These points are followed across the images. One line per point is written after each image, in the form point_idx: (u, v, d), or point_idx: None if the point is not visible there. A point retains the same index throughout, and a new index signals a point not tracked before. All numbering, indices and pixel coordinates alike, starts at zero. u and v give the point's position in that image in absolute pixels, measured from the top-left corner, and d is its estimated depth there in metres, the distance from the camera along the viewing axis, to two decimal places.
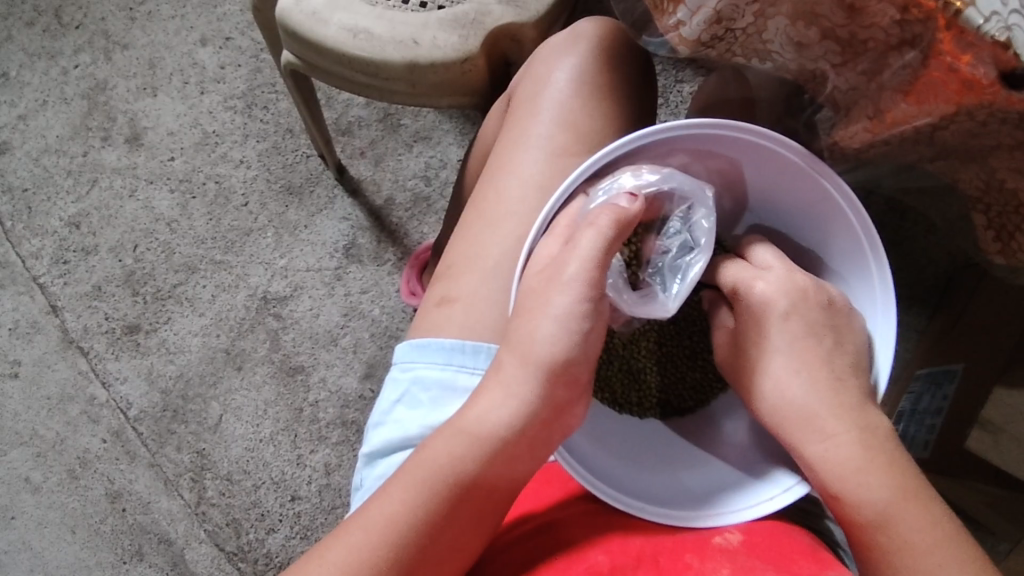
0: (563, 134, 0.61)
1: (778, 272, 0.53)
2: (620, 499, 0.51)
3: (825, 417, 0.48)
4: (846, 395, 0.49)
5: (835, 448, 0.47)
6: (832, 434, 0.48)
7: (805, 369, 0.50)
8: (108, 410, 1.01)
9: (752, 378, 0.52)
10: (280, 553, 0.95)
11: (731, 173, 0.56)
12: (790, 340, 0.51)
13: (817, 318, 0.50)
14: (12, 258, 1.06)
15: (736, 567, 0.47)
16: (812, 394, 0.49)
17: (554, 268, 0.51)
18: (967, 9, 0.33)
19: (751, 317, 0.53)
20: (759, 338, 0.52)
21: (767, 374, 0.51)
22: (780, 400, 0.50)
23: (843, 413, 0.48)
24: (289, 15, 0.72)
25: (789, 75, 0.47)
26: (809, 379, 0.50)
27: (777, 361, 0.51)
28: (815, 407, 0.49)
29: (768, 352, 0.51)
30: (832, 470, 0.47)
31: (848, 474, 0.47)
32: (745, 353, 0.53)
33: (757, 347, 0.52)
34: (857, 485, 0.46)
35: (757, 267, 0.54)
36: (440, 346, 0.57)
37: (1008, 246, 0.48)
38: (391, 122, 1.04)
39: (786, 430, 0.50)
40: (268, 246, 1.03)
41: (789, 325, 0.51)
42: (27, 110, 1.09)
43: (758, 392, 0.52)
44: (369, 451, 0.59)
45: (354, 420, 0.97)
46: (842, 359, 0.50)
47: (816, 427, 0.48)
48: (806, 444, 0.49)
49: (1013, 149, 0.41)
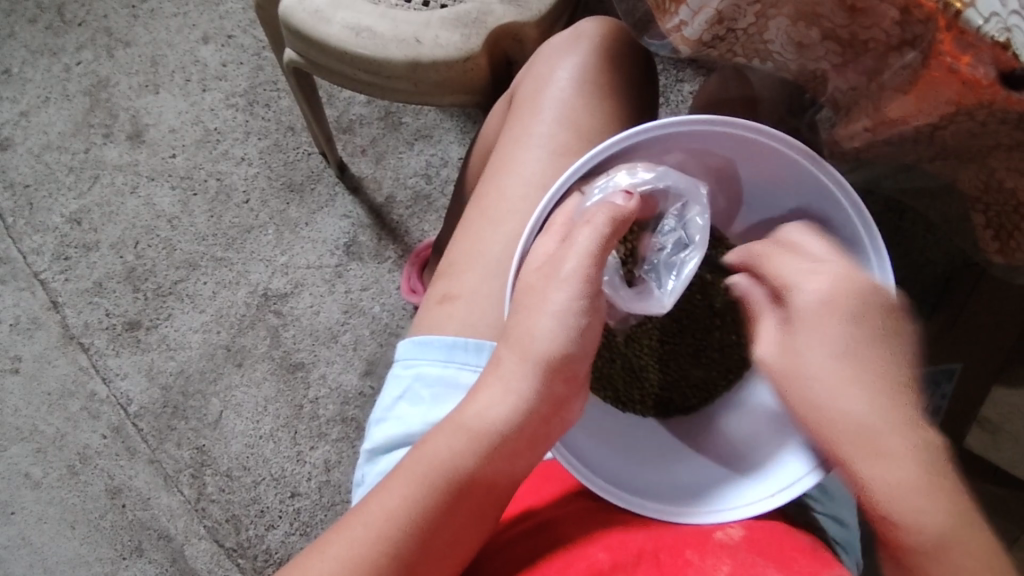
0: (565, 132, 0.61)
1: (835, 266, 0.50)
2: (623, 496, 0.51)
3: (886, 434, 0.47)
4: (906, 410, 0.47)
5: (893, 469, 0.46)
6: (890, 454, 0.46)
7: (865, 380, 0.48)
8: (108, 406, 1.01)
9: (804, 386, 0.50)
10: (279, 550, 0.95)
11: (727, 172, 0.56)
12: (850, 349, 0.49)
13: (877, 326, 0.49)
14: (13, 254, 1.06)
15: (736, 564, 0.48)
16: (872, 407, 0.47)
17: (552, 265, 0.51)
18: (967, 10, 0.33)
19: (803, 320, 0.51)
20: (813, 342, 0.50)
21: (823, 383, 0.49)
22: (836, 409, 0.48)
23: (903, 431, 0.47)
24: (292, 13, 0.72)
25: (790, 75, 0.48)
26: (869, 391, 0.48)
27: (835, 370, 0.49)
28: (875, 422, 0.47)
29: (826, 358, 0.50)
30: (885, 490, 0.46)
31: (903, 495, 0.46)
32: (797, 355, 0.51)
33: (811, 351, 0.50)
34: (913, 508, 0.45)
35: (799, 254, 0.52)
36: (441, 343, 0.57)
37: (1006, 246, 0.48)
38: (391, 120, 1.05)
39: (838, 443, 0.48)
40: (268, 244, 1.03)
41: (849, 332, 0.49)
42: (29, 107, 1.09)
43: (810, 396, 0.50)
44: (371, 447, 0.60)
45: (354, 417, 0.98)
46: (899, 373, 0.48)
47: (875, 444, 0.47)
48: (861, 460, 0.47)
49: (1012, 149, 0.41)
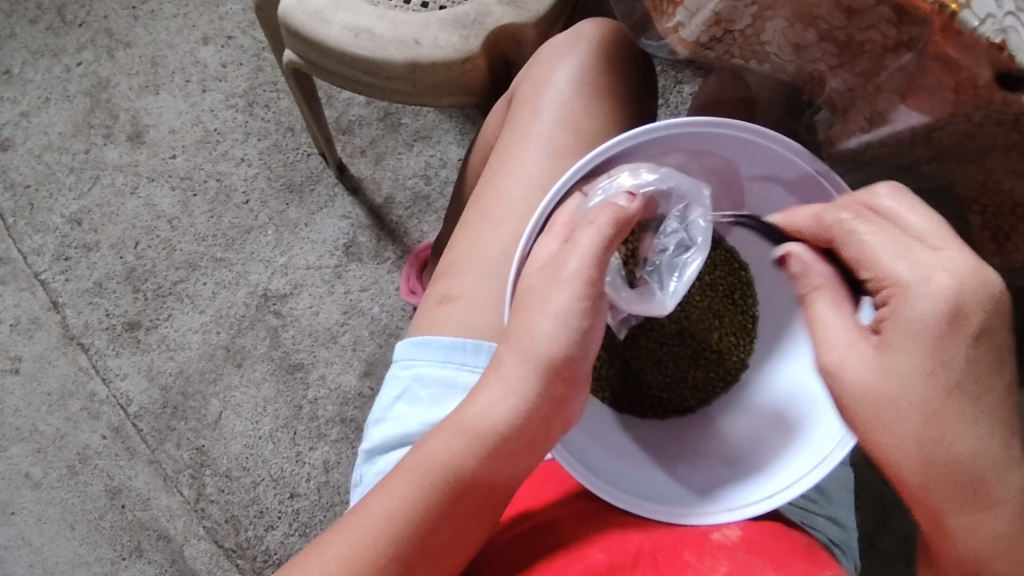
0: (564, 133, 0.61)
1: (961, 263, 0.43)
2: (630, 502, 0.51)
3: (993, 479, 0.45)
4: (1012, 446, 0.45)
5: (995, 518, 0.45)
6: (996, 502, 0.45)
7: (978, 414, 0.45)
8: (108, 406, 1.01)
9: (910, 418, 0.45)
10: (278, 550, 0.95)
11: (727, 176, 0.56)
12: (965, 376, 0.45)
13: (992, 352, 0.45)
14: (13, 254, 1.06)
15: (733, 566, 0.48)
16: (984, 448, 0.45)
17: (553, 266, 0.51)
18: (962, 11, 0.33)
19: (916, 338, 0.45)
20: (925, 366, 0.45)
21: (932, 421, 0.45)
22: (943, 449, 0.45)
23: (1011, 472, 0.45)
24: (291, 15, 0.72)
25: (788, 77, 0.48)
26: (985, 431, 0.45)
27: (948, 402, 0.45)
28: (986, 467, 0.45)
29: (940, 386, 0.45)
30: (983, 541, 0.46)
31: (1001, 546, 0.46)
32: (901, 373, 0.45)
33: (922, 376, 0.45)
34: (1007, 559, 0.46)
35: (907, 243, 0.45)
36: (440, 343, 0.58)
37: (1004, 246, 0.48)
38: (391, 121, 1.05)
39: (949, 488, 0.45)
40: (268, 244, 1.03)
41: (965, 356, 0.44)
42: (29, 107, 1.09)
43: (914, 429, 0.45)
44: (369, 448, 0.60)
45: (353, 417, 0.98)
46: (1004, 400, 0.46)
47: (983, 493, 0.45)
48: (964, 511, 0.46)
49: (1008, 151, 0.40)
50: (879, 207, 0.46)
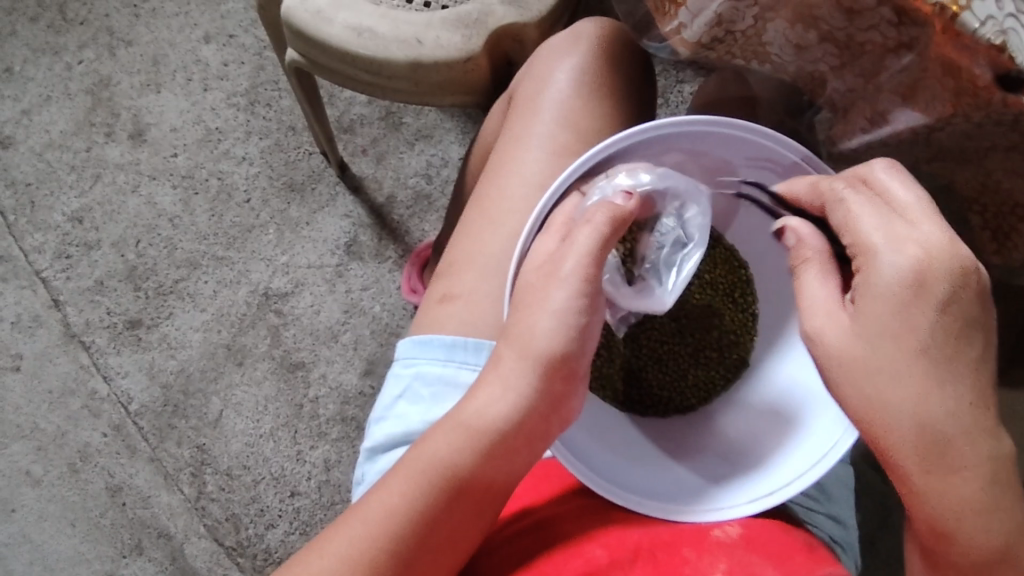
0: (565, 133, 0.61)
1: (931, 234, 0.44)
2: (632, 501, 0.51)
3: (962, 448, 0.45)
4: (986, 416, 0.45)
5: (963, 486, 0.45)
6: (962, 470, 0.45)
7: (949, 382, 0.45)
8: (108, 404, 1.01)
9: (880, 381, 0.45)
10: (278, 549, 0.95)
11: (725, 174, 0.56)
12: (936, 342, 0.45)
13: (963, 320, 0.45)
14: (14, 252, 1.06)
15: (732, 564, 0.49)
16: (954, 415, 0.45)
17: (551, 265, 0.51)
18: (963, 13, 0.33)
19: (886, 301, 0.45)
20: (898, 329, 0.45)
21: (904, 383, 0.45)
22: (911, 412, 0.45)
23: (981, 442, 0.45)
24: (293, 13, 0.72)
25: (789, 77, 0.48)
26: (955, 398, 0.45)
27: (918, 367, 0.45)
28: (953, 433, 0.45)
29: (912, 350, 0.45)
30: (951, 507, 0.45)
31: (967, 514, 0.45)
32: (875, 335, 0.45)
33: (895, 339, 0.45)
34: (972, 526, 0.45)
35: (885, 215, 0.45)
36: (441, 342, 0.58)
37: (1004, 247, 0.49)
38: (392, 120, 1.05)
39: (914, 453, 0.45)
40: (269, 243, 1.03)
41: (936, 322, 0.45)
42: (31, 105, 1.09)
43: (885, 392, 0.45)
44: (370, 446, 0.60)
45: (354, 416, 0.98)
46: (979, 370, 0.45)
47: (950, 459, 0.45)
48: (931, 476, 0.45)
49: (1009, 152, 0.41)
50: (870, 179, 0.45)
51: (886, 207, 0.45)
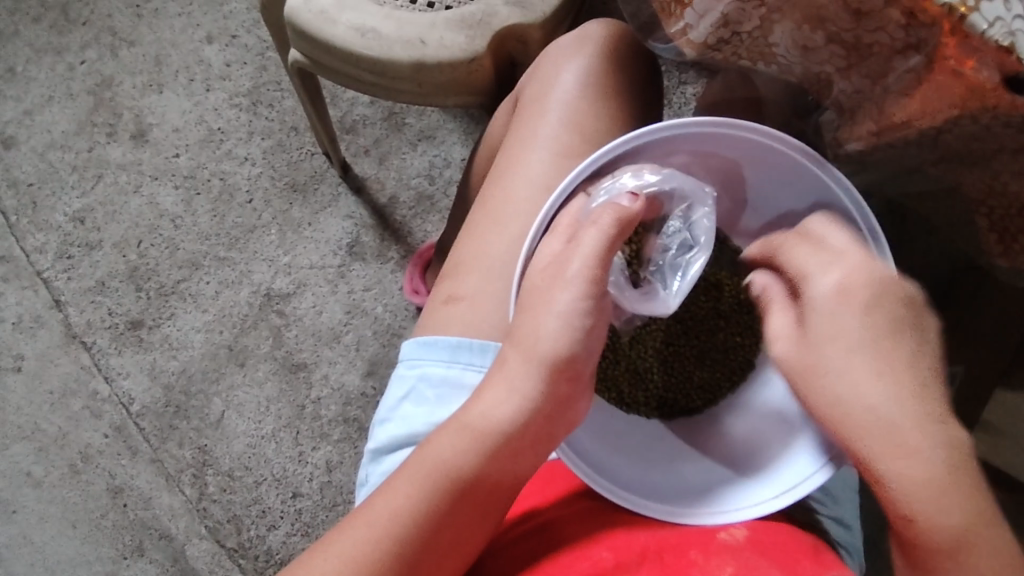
0: (570, 134, 0.61)
1: (853, 258, 0.49)
2: (619, 494, 0.51)
3: (910, 430, 0.46)
4: (931, 404, 0.47)
5: (916, 467, 0.46)
6: (914, 452, 0.46)
7: (888, 373, 0.48)
8: (110, 405, 1.01)
9: (827, 380, 0.49)
10: (280, 550, 0.95)
11: (731, 173, 0.56)
12: (869, 339, 0.49)
13: (896, 319, 0.49)
14: (15, 252, 1.06)
15: (738, 566, 0.48)
16: (897, 402, 0.47)
17: (556, 267, 0.51)
18: (972, 14, 0.33)
19: (818, 314, 0.50)
20: (831, 334, 0.50)
21: (847, 378, 0.49)
22: (857, 401, 0.48)
23: (929, 426, 0.47)
24: (297, 14, 0.72)
25: (796, 79, 0.48)
26: (895, 386, 0.47)
27: (855, 362, 0.49)
28: (899, 417, 0.47)
29: (846, 348, 0.49)
30: (909, 488, 0.46)
31: (926, 496, 0.46)
32: (813, 345, 0.51)
33: (829, 342, 0.50)
34: (933, 506, 0.46)
35: (815, 253, 0.52)
36: (446, 343, 0.58)
37: (1010, 249, 0.49)
38: (394, 121, 1.05)
39: (865, 438, 0.47)
40: (271, 244, 1.03)
41: (866, 322, 0.49)
42: (33, 105, 1.09)
43: (828, 390, 0.49)
44: (374, 447, 0.60)
45: (355, 417, 0.98)
46: (921, 365, 0.48)
47: (899, 441, 0.46)
48: (884, 459, 0.46)
49: (1016, 153, 0.41)
50: (812, 231, 0.52)
51: (817, 248, 0.51)
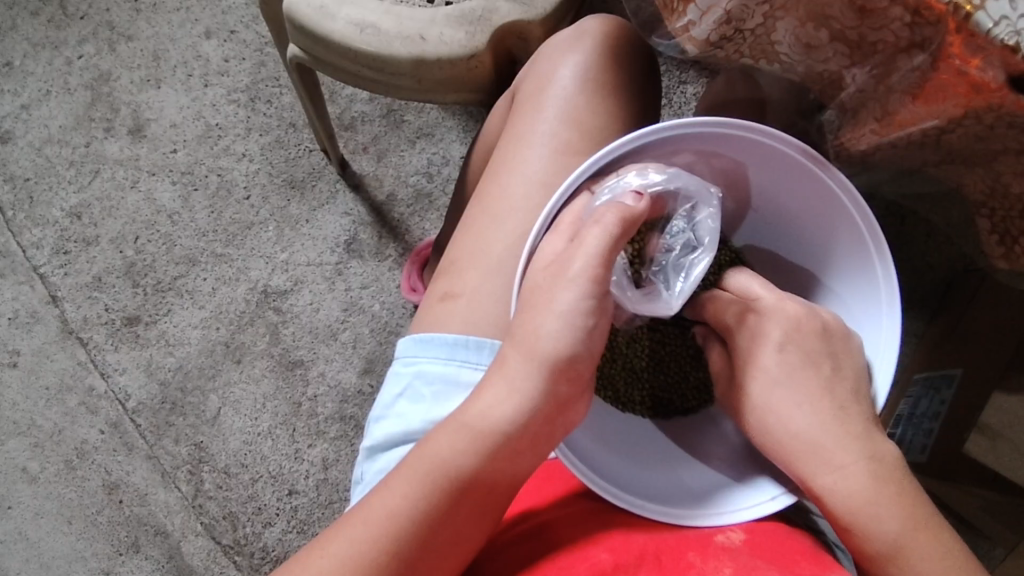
0: (569, 130, 0.61)
1: (769, 303, 0.54)
2: (602, 486, 0.51)
3: (832, 448, 0.49)
4: (852, 423, 0.50)
5: (846, 480, 0.48)
6: (841, 466, 0.48)
7: (807, 401, 0.51)
8: (106, 401, 1.01)
9: (761, 414, 0.53)
10: (275, 548, 0.95)
11: (735, 175, 0.57)
12: (787, 372, 0.52)
13: (814, 348, 0.52)
14: (12, 247, 1.05)
15: (738, 567, 0.47)
16: (818, 425, 0.50)
17: (560, 265, 0.51)
18: (977, 12, 0.32)
19: (749, 357, 0.55)
20: (755, 375, 0.54)
21: (773, 408, 0.52)
22: (786, 430, 0.51)
23: (852, 443, 0.49)
24: (295, 8, 0.71)
25: (801, 78, 0.48)
26: (813, 411, 0.51)
27: (775, 396, 0.52)
28: (824, 440, 0.50)
29: (770, 386, 0.53)
30: (842, 500, 0.48)
31: (861, 506, 0.47)
32: (741, 388, 0.55)
33: (753, 383, 0.54)
34: (864, 518, 0.47)
35: (748, 304, 0.56)
36: (443, 341, 0.57)
37: (1010, 252, 0.48)
38: (393, 118, 1.04)
39: (795, 463, 0.50)
40: (268, 240, 1.03)
41: (788, 358, 0.53)
42: (30, 100, 1.09)
43: (760, 429, 0.53)
44: (370, 444, 0.59)
45: (353, 415, 0.98)
46: (841, 386, 0.51)
47: (825, 459, 0.49)
48: (815, 477, 0.49)
49: (1019, 155, 0.41)
50: (734, 290, 0.58)
51: (744, 301, 0.56)
